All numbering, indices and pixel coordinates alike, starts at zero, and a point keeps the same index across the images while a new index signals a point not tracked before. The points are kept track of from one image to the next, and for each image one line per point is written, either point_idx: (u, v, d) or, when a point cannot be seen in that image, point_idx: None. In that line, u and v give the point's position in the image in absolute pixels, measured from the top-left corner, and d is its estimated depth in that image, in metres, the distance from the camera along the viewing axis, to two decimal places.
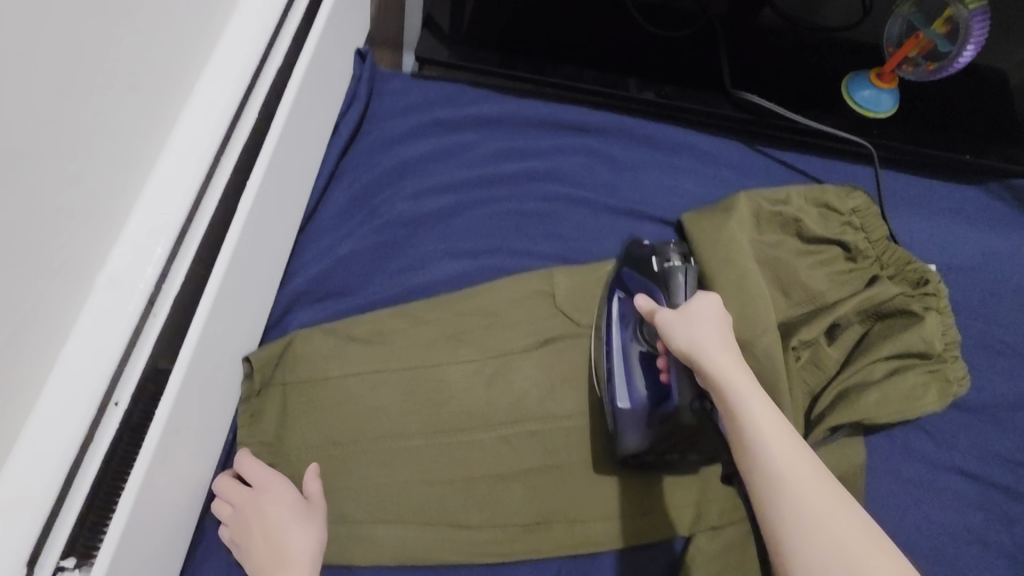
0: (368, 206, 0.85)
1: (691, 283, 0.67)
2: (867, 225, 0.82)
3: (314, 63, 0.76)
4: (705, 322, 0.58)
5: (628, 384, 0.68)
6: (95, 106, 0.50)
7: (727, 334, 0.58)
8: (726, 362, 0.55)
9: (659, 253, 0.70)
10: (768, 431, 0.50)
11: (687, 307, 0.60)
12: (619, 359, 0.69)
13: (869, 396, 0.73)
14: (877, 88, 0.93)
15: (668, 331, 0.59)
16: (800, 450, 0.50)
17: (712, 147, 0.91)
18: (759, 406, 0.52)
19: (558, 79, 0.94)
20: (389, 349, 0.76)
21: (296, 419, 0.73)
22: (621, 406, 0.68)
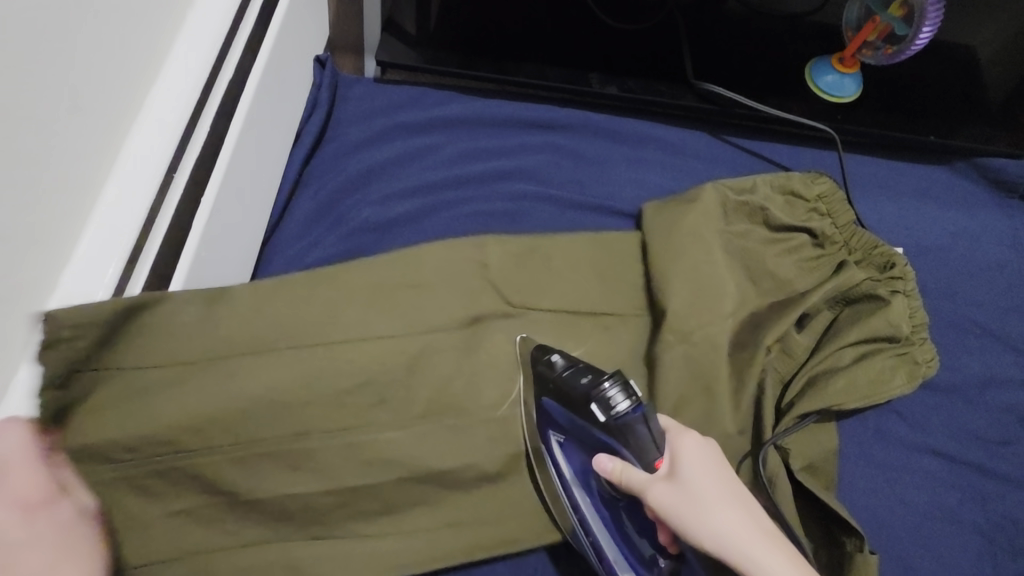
0: (334, 213, 0.84)
1: (655, 429, 0.59)
2: (834, 212, 0.82)
3: (270, 72, 0.76)
4: (723, 501, 0.56)
5: (622, 554, 0.64)
6: (26, 131, 0.49)
7: (745, 505, 0.57)
8: (774, 563, 0.53)
9: (600, 401, 0.60)
10: None
11: (689, 488, 0.57)
12: (598, 526, 0.65)
13: (835, 383, 0.74)
14: (839, 73, 0.93)
15: (690, 529, 0.56)
16: None
17: (677, 139, 0.92)
18: None
19: (521, 77, 0.93)
20: (297, 328, 0.66)
21: (139, 426, 0.59)
22: None
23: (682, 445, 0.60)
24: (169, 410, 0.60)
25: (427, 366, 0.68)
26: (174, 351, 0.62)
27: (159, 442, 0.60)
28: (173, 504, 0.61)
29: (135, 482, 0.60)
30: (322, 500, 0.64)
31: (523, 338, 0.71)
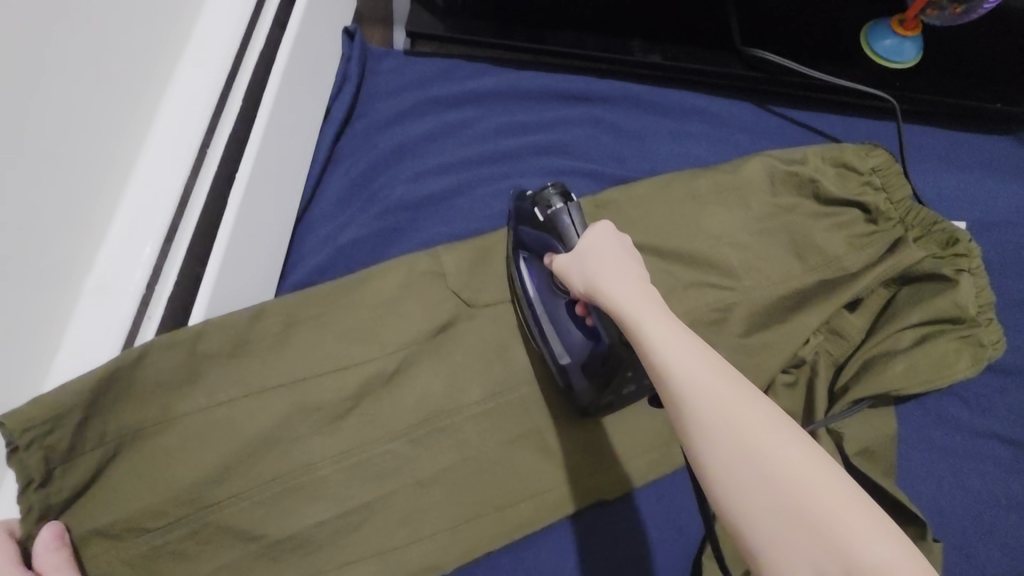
0: (368, 192, 0.81)
1: (577, 217, 0.62)
2: (889, 185, 0.78)
3: (298, 45, 0.74)
4: (605, 251, 0.57)
5: (562, 336, 0.64)
6: (47, 112, 0.49)
7: (636, 266, 0.55)
8: (619, 288, 0.52)
9: (540, 203, 0.65)
10: (676, 355, 0.46)
11: (578, 247, 0.59)
12: (544, 314, 0.65)
13: (895, 366, 0.71)
14: (899, 37, 0.87)
15: (573, 279, 0.58)
16: (702, 357, 0.46)
17: (723, 110, 0.87)
18: (660, 327, 0.48)
19: (557, 47, 0.89)
20: (295, 340, 0.64)
21: (145, 495, 0.56)
22: (564, 362, 0.64)
23: (592, 223, 0.60)
24: (139, 443, 0.57)
25: (438, 352, 0.67)
26: (170, 402, 0.58)
27: (180, 503, 0.57)
28: (210, 559, 0.58)
29: (167, 549, 0.57)
30: (366, 490, 0.62)
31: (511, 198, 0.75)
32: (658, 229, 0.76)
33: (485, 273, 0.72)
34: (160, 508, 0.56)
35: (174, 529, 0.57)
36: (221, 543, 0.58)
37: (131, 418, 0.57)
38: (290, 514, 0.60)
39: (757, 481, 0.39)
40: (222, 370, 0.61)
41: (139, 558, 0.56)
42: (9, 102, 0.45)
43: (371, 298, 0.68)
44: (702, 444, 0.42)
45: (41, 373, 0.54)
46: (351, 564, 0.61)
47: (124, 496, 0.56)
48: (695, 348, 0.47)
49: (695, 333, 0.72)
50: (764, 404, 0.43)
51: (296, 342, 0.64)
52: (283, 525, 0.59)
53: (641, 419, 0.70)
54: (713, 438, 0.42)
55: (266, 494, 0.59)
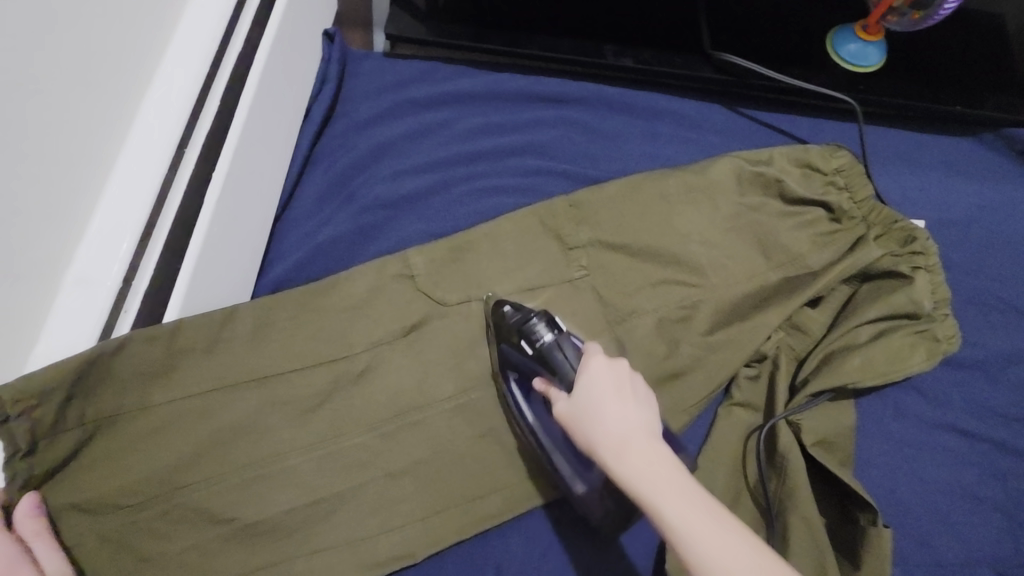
0: (346, 190, 0.83)
1: (571, 353, 0.60)
2: (851, 184, 0.81)
3: (277, 47, 0.76)
4: (610, 405, 0.55)
5: (574, 468, 0.63)
6: (26, 111, 0.51)
7: (647, 424, 0.55)
8: (638, 464, 0.52)
9: (527, 334, 0.63)
10: (709, 551, 0.47)
11: (579, 399, 0.57)
12: (551, 446, 0.64)
13: (853, 360, 0.73)
14: (863, 42, 0.89)
15: (580, 437, 0.56)
16: (736, 548, 0.47)
17: (694, 112, 0.90)
18: (688, 517, 0.49)
19: (533, 49, 0.91)
20: (271, 336, 0.66)
21: (122, 474, 0.59)
22: (581, 492, 0.63)
23: (585, 361, 0.58)
24: (116, 428, 0.59)
25: (410, 345, 0.69)
26: (146, 392, 0.61)
27: (155, 483, 0.59)
28: (181, 540, 0.60)
29: (139, 526, 0.59)
30: (339, 476, 0.64)
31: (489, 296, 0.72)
32: (626, 226, 0.78)
33: (457, 270, 0.74)
34: (134, 485, 0.59)
35: (145, 508, 0.59)
36: (193, 526, 0.60)
37: (108, 404, 0.59)
38: (265, 501, 0.62)
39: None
40: (197, 365, 0.63)
41: (110, 533, 0.59)
42: None
43: (346, 295, 0.70)
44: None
45: (22, 359, 0.56)
46: (322, 549, 0.63)
47: (100, 473, 0.59)
48: (725, 533, 0.48)
49: (661, 328, 0.75)
50: None
51: (273, 337, 0.66)
52: (256, 511, 0.62)
53: None
54: None
55: (237, 480, 0.61)
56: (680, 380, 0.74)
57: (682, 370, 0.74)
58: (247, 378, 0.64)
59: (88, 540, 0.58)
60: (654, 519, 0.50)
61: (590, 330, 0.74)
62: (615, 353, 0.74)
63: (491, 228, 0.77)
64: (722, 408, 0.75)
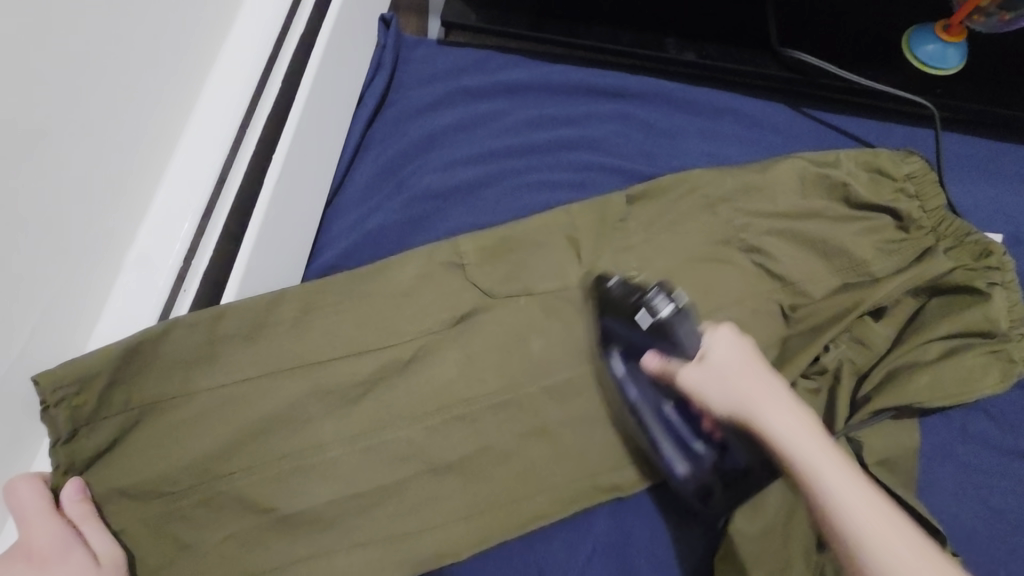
0: (396, 178, 0.82)
1: (692, 326, 0.61)
2: (922, 193, 0.77)
3: (336, 32, 0.75)
4: (745, 372, 0.58)
5: (679, 448, 0.64)
6: (97, 85, 0.50)
7: (779, 388, 0.57)
8: (778, 415, 0.55)
9: (645, 305, 0.63)
10: (843, 491, 0.50)
11: (714, 365, 0.59)
12: (652, 420, 0.65)
13: (919, 379, 0.70)
14: (943, 43, 0.85)
15: (710, 402, 0.58)
16: (866, 491, 0.51)
17: (756, 110, 0.86)
18: (827, 465, 0.52)
19: (591, 41, 0.89)
20: (319, 325, 0.65)
21: (159, 462, 0.58)
22: (684, 474, 0.64)
23: (711, 333, 0.61)
24: (161, 414, 0.59)
25: (461, 338, 0.68)
26: (188, 377, 0.60)
27: (196, 472, 0.59)
28: (221, 529, 0.59)
29: (179, 513, 0.59)
30: (384, 470, 0.63)
31: (586, 274, 0.73)
32: (681, 227, 0.76)
33: (509, 259, 0.72)
34: (172, 478, 0.58)
35: (188, 495, 0.59)
36: (233, 515, 0.60)
37: (148, 390, 0.59)
38: (309, 491, 0.61)
39: None
40: (240, 353, 0.62)
41: (137, 523, 0.58)
42: (61, 75, 0.47)
43: (395, 285, 0.69)
44: None
45: (81, 339, 0.56)
46: (361, 545, 0.62)
47: (139, 460, 0.58)
48: (854, 479, 0.52)
49: None
50: (915, 533, 0.49)
51: (319, 322, 0.65)
52: (300, 501, 0.61)
53: None
54: None
55: (275, 470, 0.61)
56: None
57: None
58: (294, 365, 0.63)
59: (131, 527, 0.58)
60: (802, 480, 0.52)
61: None
62: None
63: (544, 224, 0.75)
64: None
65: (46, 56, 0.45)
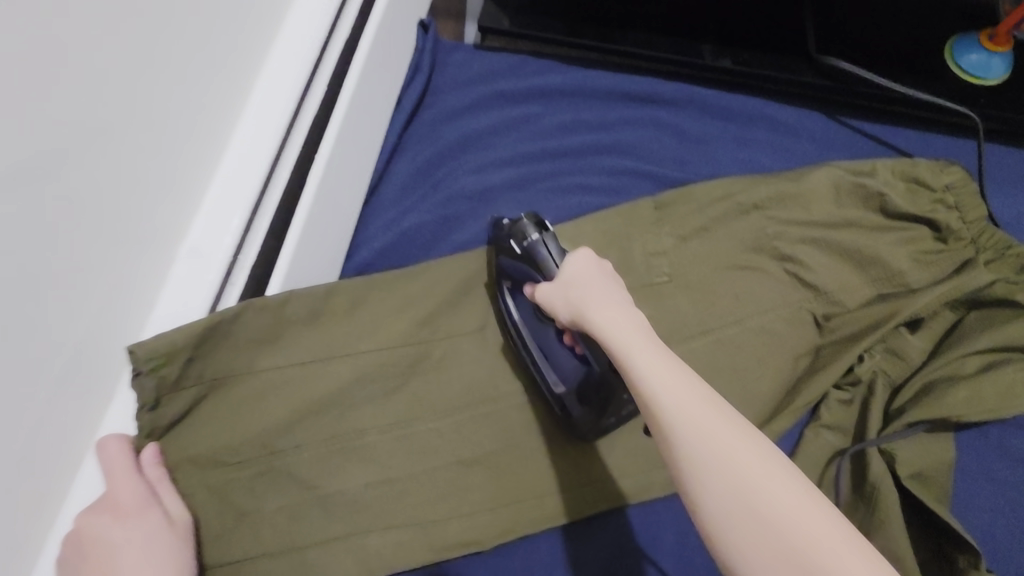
0: (432, 179, 0.84)
1: (555, 250, 0.62)
2: (963, 204, 0.76)
3: (380, 36, 0.77)
4: (590, 280, 0.56)
5: (554, 368, 0.66)
6: (162, 84, 0.52)
7: (620, 294, 0.54)
8: (606, 313, 0.52)
9: (515, 235, 0.65)
10: (654, 375, 0.46)
11: (563, 276, 0.58)
12: (532, 344, 0.66)
13: (957, 393, 0.69)
14: (987, 53, 0.84)
15: (558, 310, 0.57)
16: (688, 379, 0.46)
17: (793, 118, 0.86)
18: (648, 355, 0.47)
19: (624, 46, 0.90)
20: (357, 322, 0.68)
21: (207, 444, 0.60)
22: (559, 390, 0.65)
23: (572, 252, 0.59)
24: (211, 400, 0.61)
25: (492, 340, 0.71)
26: (231, 362, 0.62)
27: (247, 453, 0.61)
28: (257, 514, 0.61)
29: (220, 497, 0.60)
30: (417, 462, 0.65)
31: None
32: (714, 234, 0.77)
33: None
34: (230, 453, 0.60)
35: (229, 479, 0.60)
36: (269, 501, 0.61)
37: (217, 364, 0.61)
38: (343, 480, 0.63)
39: (750, 515, 0.39)
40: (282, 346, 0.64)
41: None
42: (130, 73, 0.48)
43: (437, 285, 0.72)
44: (697, 490, 0.41)
45: (135, 333, 0.57)
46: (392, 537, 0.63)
47: (191, 445, 0.60)
48: (675, 368, 0.46)
49: (747, 340, 0.72)
50: (739, 425, 0.43)
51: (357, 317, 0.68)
52: (334, 489, 0.62)
53: None
54: (712, 500, 0.40)
55: (311, 459, 0.62)
56: (762, 398, 0.71)
57: (766, 384, 0.71)
58: (330, 358, 0.65)
59: (197, 493, 0.60)
60: (626, 375, 0.48)
61: (670, 338, 0.72)
62: (697, 364, 0.71)
63: (577, 229, 0.77)
64: (809, 429, 0.71)
65: (117, 52, 0.47)
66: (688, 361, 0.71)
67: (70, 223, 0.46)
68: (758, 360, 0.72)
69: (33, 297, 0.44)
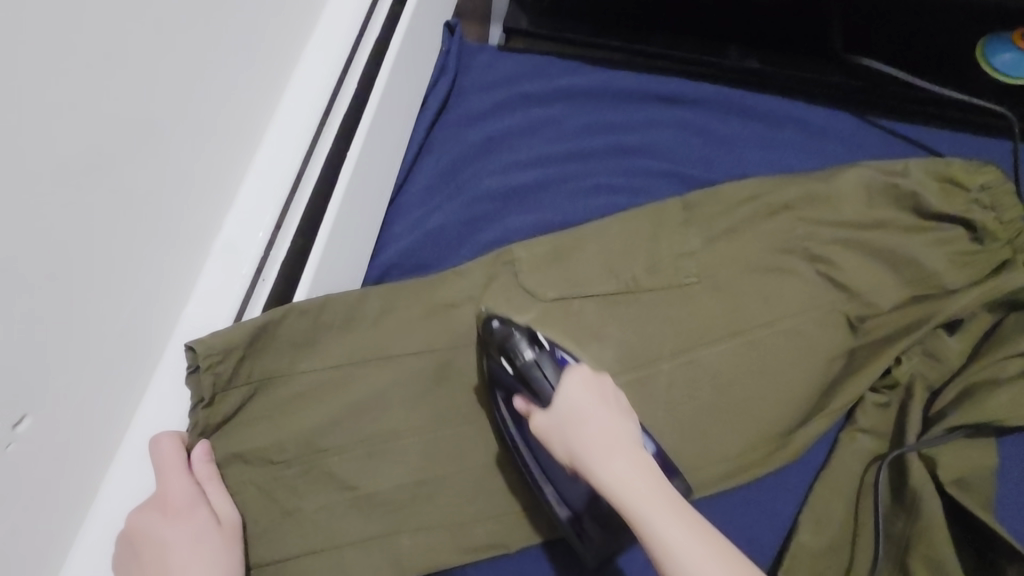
0: (457, 179, 0.83)
1: (550, 371, 0.57)
2: (999, 204, 0.74)
3: (409, 35, 0.77)
4: (596, 419, 0.52)
5: (557, 492, 0.60)
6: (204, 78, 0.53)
7: (628, 434, 0.52)
8: (616, 467, 0.49)
9: (506, 350, 0.60)
10: (675, 541, 0.45)
11: (561, 411, 0.54)
12: (533, 462, 0.61)
13: (999, 396, 0.67)
14: (1021, 53, 0.84)
15: (557, 446, 0.54)
16: (708, 544, 0.45)
17: (822, 118, 0.85)
18: (667, 519, 0.46)
19: (652, 48, 0.91)
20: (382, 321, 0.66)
21: (238, 441, 0.60)
22: (566, 517, 0.59)
23: (566, 377, 0.56)
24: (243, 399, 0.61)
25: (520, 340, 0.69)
26: (261, 363, 0.61)
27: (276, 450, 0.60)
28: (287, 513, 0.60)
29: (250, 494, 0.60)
30: (446, 462, 0.64)
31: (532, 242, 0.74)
32: (744, 234, 0.76)
33: (567, 267, 0.73)
34: (263, 451, 0.60)
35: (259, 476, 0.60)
36: (299, 500, 0.60)
37: (265, 364, 0.61)
38: (373, 479, 0.62)
39: None
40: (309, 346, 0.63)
41: None
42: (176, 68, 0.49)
43: (463, 283, 0.70)
44: None
45: (167, 330, 0.57)
46: (421, 539, 0.61)
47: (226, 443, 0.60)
48: (696, 529, 0.46)
49: (780, 342, 0.71)
50: None
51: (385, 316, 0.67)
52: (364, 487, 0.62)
53: (723, 425, 0.69)
54: None
55: (340, 457, 0.62)
56: (796, 401, 0.70)
57: (800, 387, 0.70)
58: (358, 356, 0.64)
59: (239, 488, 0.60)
60: (643, 540, 0.46)
61: (698, 340, 0.71)
62: (728, 366, 0.70)
63: (604, 228, 0.76)
64: (844, 433, 0.70)
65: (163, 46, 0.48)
66: (717, 364, 0.70)
67: (113, 211, 0.47)
68: (791, 362, 0.70)
69: (76, 282, 0.45)
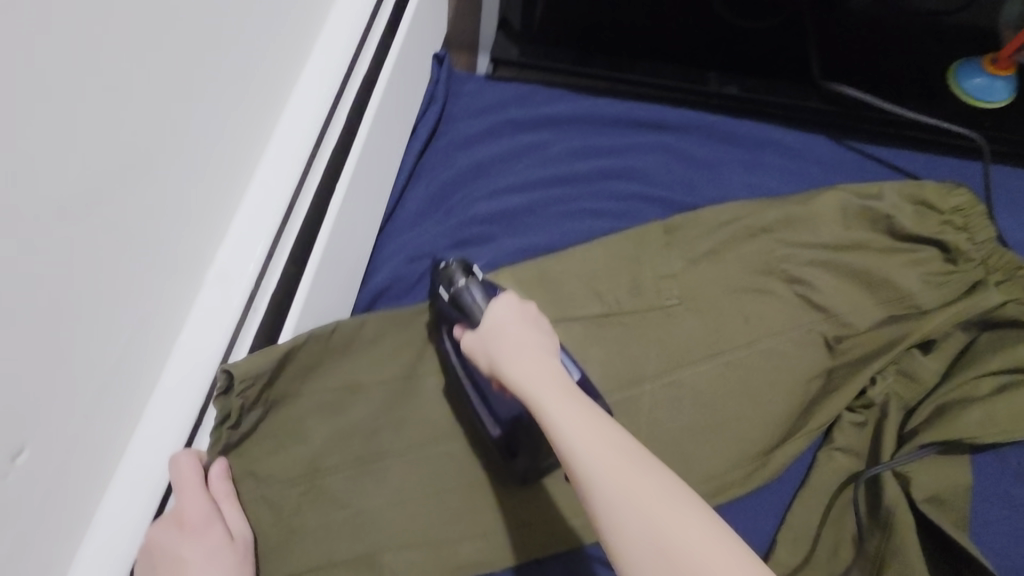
0: (446, 205, 0.86)
1: (479, 296, 0.63)
2: (972, 226, 0.76)
3: (396, 69, 0.80)
4: (513, 331, 0.58)
5: (489, 411, 0.65)
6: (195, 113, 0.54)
7: (541, 343, 0.57)
8: (523, 363, 0.54)
9: (445, 281, 0.67)
10: (564, 418, 0.49)
11: (485, 328, 0.60)
12: (470, 385, 0.67)
13: (970, 415, 0.68)
14: (990, 77, 0.88)
15: (481, 357, 0.59)
16: (601, 422, 0.49)
17: (798, 142, 0.87)
18: (563, 404, 0.50)
19: (636, 76, 0.93)
20: (365, 349, 0.70)
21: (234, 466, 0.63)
22: (497, 433, 0.65)
23: (494, 299, 0.62)
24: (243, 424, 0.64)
25: None
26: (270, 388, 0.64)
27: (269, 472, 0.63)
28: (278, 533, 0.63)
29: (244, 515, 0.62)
30: (432, 483, 0.66)
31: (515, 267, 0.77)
32: (723, 257, 0.78)
33: (548, 291, 0.76)
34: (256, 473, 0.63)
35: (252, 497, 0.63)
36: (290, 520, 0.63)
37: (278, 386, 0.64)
38: (362, 500, 0.65)
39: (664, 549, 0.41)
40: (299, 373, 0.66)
41: None
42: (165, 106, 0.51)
43: None
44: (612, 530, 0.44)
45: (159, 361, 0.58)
46: (407, 559, 0.64)
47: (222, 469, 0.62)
48: (591, 412, 0.50)
49: (758, 363, 0.73)
50: (647, 462, 0.46)
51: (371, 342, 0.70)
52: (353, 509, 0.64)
53: (703, 444, 0.70)
54: (628, 533, 0.43)
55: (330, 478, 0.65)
56: (775, 420, 0.71)
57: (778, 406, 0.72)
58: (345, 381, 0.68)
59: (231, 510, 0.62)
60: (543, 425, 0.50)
61: (679, 360, 0.73)
62: (708, 386, 0.72)
63: (586, 253, 0.78)
64: (822, 451, 0.71)
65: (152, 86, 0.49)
66: (697, 383, 0.72)
67: (104, 248, 0.48)
68: (769, 382, 0.72)
69: (74, 316, 0.47)
